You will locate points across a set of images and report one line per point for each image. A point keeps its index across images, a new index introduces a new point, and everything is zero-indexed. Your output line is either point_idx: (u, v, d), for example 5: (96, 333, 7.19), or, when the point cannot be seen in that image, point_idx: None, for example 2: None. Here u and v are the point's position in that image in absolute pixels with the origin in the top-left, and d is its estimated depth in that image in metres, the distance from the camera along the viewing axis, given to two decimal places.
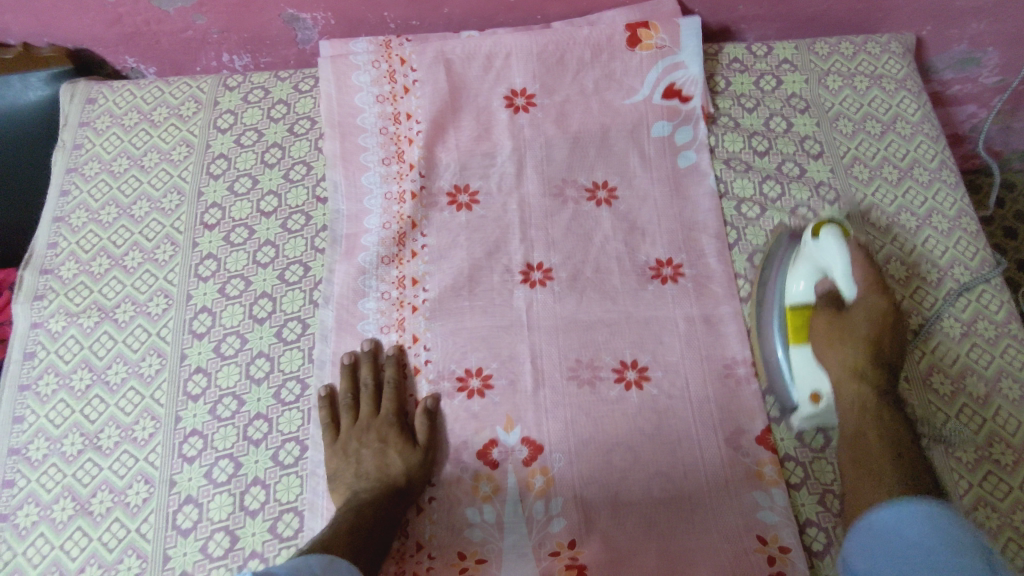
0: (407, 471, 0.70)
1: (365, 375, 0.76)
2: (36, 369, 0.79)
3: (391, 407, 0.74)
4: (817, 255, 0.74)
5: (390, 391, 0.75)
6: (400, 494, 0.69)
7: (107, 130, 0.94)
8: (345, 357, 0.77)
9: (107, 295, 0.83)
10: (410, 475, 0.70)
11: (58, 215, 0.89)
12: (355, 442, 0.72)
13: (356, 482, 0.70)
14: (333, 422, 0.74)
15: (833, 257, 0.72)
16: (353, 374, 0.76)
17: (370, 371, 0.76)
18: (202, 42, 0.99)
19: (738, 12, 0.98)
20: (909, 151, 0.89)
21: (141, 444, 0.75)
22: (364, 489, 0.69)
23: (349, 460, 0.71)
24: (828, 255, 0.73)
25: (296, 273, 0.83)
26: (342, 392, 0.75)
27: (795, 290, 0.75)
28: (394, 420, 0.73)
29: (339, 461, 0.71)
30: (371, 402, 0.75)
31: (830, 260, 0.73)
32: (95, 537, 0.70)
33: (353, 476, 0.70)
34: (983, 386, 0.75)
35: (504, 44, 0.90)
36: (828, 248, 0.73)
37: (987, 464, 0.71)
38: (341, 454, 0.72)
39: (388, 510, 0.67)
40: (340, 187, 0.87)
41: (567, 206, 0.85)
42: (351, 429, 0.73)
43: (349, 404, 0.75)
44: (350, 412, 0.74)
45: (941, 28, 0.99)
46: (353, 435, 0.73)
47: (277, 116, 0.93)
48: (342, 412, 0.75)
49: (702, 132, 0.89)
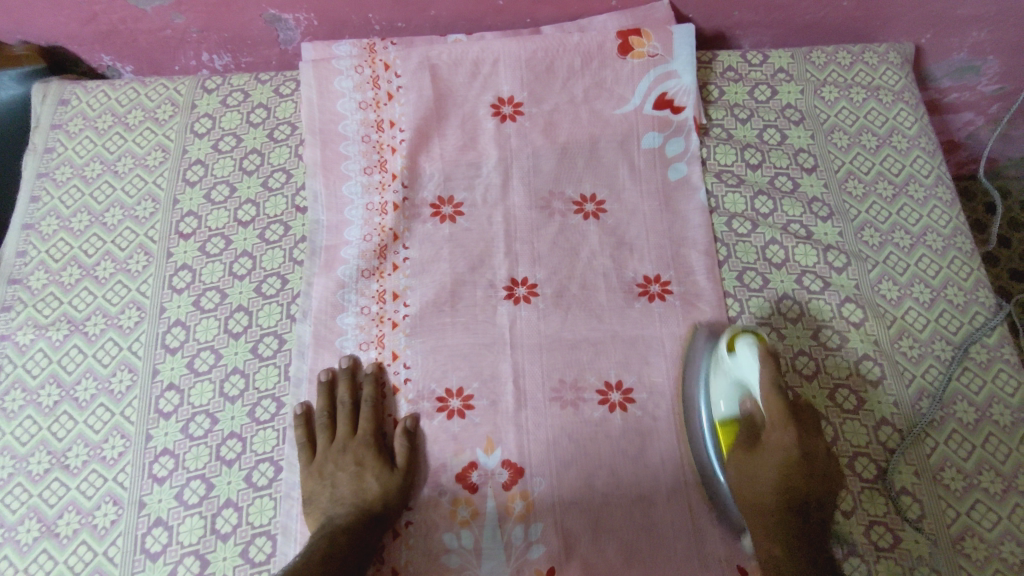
0: (384, 496, 0.68)
1: (342, 393, 0.74)
2: (3, 384, 0.77)
3: (368, 427, 0.72)
4: (733, 368, 0.70)
5: (368, 410, 0.73)
6: (376, 520, 0.67)
7: (80, 132, 0.91)
8: (322, 374, 0.75)
9: (78, 307, 0.81)
10: (387, 500, 0.68)
11: (28, 222, 0.86)
12: (331, 464, 0.70)
13: (332, 507, 0.68)
14: (310, 442, 0.72)
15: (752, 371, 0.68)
16: (330, 392, 0.74)
17: (348, 390, 0.74)
18: (181, 41, 0.96)
19: (733, 18, 0.95)
20: (904, 166, 0.87)
21: (110, 464, 0.73)
22: (341, 514, 0.67)
23: (324, 483, 0.69)
24: (744, 369, 0.69)
25: (273, 286, 0.81)
26: (319, 410, 0.73)
27: (716, 409, 0.70)
28: (372, 441, 0.71)
29: (314, 483, 0.70)
30: (348, 422, 0.73)
31: (745, 374, 0.69)
32: (61, 560, 0.69)
33: (328, 500, 0.68)
34: (974, 412, 0.73)
35: (492, 50, 0.87)
36: (743, 361, 0.69)
37: (976, 493, 0.70)
38: (317, 476, 0.70)
39: (364, 538, 0.66)
40: (321, 196, 0.84)
41: (554, 219, 0.83)
42: (328, 449, 0.71)
43: (326, 424, 0.73)
44: (326, 432, 0.72)
45: (941, 37, 0.96)
46: (330, 456, 0.71)
47: (257, 121, 0.90)
48: (318, 432, 0.73)
49: (694, 144, 0.86)
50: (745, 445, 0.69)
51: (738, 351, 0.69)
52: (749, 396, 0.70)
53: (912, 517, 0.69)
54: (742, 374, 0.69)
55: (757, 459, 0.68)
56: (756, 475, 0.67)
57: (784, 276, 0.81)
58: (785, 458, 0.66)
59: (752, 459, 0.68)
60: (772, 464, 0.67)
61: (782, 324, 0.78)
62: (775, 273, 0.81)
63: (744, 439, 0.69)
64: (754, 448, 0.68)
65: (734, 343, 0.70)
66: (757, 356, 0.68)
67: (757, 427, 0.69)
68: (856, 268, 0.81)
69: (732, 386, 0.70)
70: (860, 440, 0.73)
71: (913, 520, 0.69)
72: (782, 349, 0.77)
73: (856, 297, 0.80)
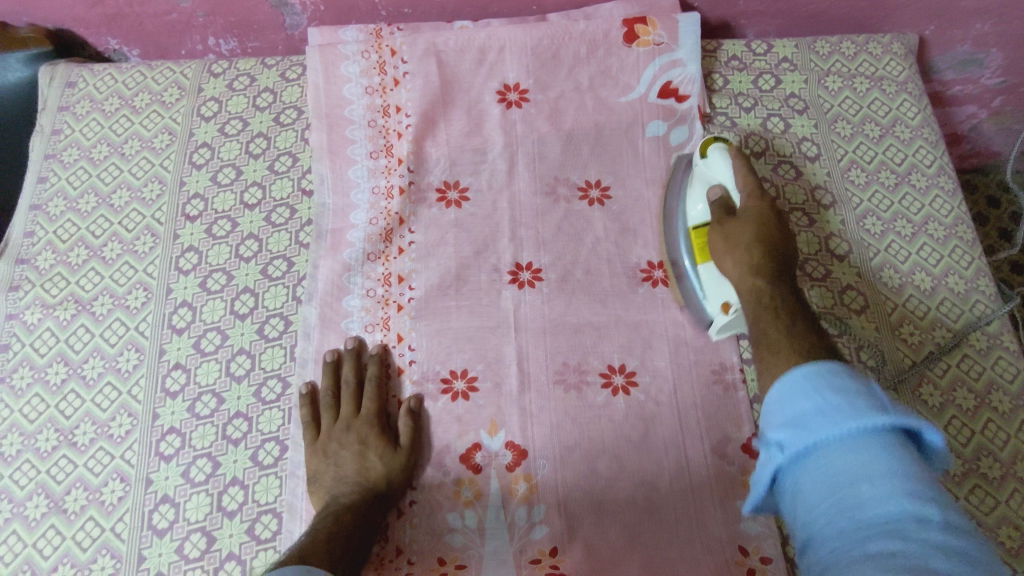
0: (388, 475, 0.69)
1: (346, 373, 0.74)
2: (11, 362, 0.78)
3: (372, 407, 0.73)
4: (705, 171, 0.76)
5: (372, 390, 0.73)
6: (380, 499, 0.68)
7: (87, 115, 0.91)
8: (328, 355, 0.75)
9: (85, 287, 0.81)
10: (391, 479, 0.69)
11: (35, 203, 0.87)
12: (335, 442, 0.71)
13: (337, 486, 0.69)
14: (315, 422, 0.73)
15: (721, 169, 0.75)
16: (335, 372, 0.75)
17: (352, 370, 0.74)
18: (187, 25, 0.96)
19: (738, 8, 0.96)
20: (907, 156, 0.88)
21: (117, 442, 0.73)
22: (345, 493, 0.68)
23: (329, 461, 0.70)
24: (717, 167, 0.75)
25: (279, 268, 0.81)
26: (324, 390, 0.74)
27: (694, 209, 0.76)
28: (375, 421, 0.72)
29: (319, 461, 0.70)
30: (352, 402, 0.73)
31: (719, 168, 0.75)
32: (70, 535, 0.69)
33: (333, 479, 0.69)
34: (973, 398, 0.74)
35: (498, 37, 0.87)
36: (715, 162, 0.75)
37: (974, 478, 0.71)
38: (321, 454, 0.70)
39: (368, 516, 0.66)
40: (326, 180, 0.85)
41: (559, 205, 0.83)
42: (332, 427, 0.72)
43: (330, 403, 0.73)
44: (331, 412, 0.73)
45: (945, 28, 0.97)
46: (334, 435, 0.71)
47: (263, 105, 0.91)
48: (323, 411, 0.73)
49: (699, 131, 0.86)
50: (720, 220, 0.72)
51: (710, 155, 0.76)
52: (721, 187, 0.74)
53: None
54: (716, 161, 0.76)
55: (733, 251, 0.69)
56: (732, 238, 0.69)
57: None
58: (757, 217, 0.70)
59: (728, 224, 0.71)
60: (749, 226, 0.69)
61: None
62: None
63: (722, 234, 0.72)
64: (729, 220, 0.71)
65: (706, 150, 0.77)
66: (727, 157, 0.75)
67: (733, 208, 0.73)
68: (858, 256, 0.82)
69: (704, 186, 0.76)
70: None
71: None
72: None
73: (857, 284, 0.80)
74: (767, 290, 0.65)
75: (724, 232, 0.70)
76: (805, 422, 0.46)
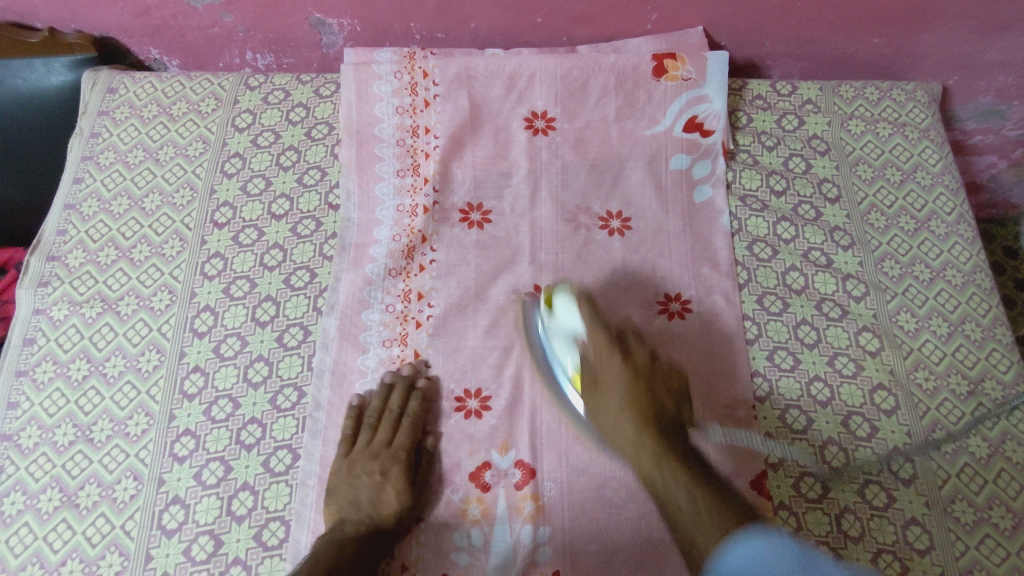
0: (399, 513, 0.69)
1: (393, 401, 0.74)
2: (35, 356, 0.80)
3: (405, 441, 0.73)
4: (563, 324, 0.74)
5: (408, 424, 0.73)
6: (384, 534, 0.68)
7: (125, 120, 0.94)
8: (386, 376, 0.75)
9: (112, 287, 0.83)
10: (400, 517, 0.69)
11: (70, 203, 0.89)
12: (361, 465, 0.71)
13: (349, 509, 0.69)
14: (353, 437, 0.74)
15: (572, 320, 0.73)
16: (387, 394, 0.75)
17: (400, 399, 0.74)
18: (227, 39, 0.99)
19: (764, 49, 0.97)
20: (927, 202, 0.89)
21: (133, 440, 0.74)
22: (352, 521, 0.68)
23: (350, 482, 0.70)
24: (568, 324, 0.74)
25: (302, 279, 0.83)
26: (371, 409, 0.74)
27: (568, 367, 0.73)
28: (404, 456, 0.72)
29: (340, 481, 0.70)
30: (390, 428, 0.73)
31: (570, 326, 0.73)
32: (79, 531, 0.70)
33: (347, 502, 0.69)
34: (987, 447, 0.74)
35: (529, 65, 0.89)
36: (564, 314, 0.74)
37: (985, 528, 0.70)
38: (345, 473, 0.71)
39: (370, 548, 0.66)
40: (353, 196, 0.86)
41: (580, 232, 0.85)
42: (363, 450, 0.73)
43: (372, 424, 0.74)
44: (370, 433, 0.73)
45: (967, 79, 0.98)
46: (363, 457, 0.72)
47: (296, 119, 0.93)
48: (364, 429, 0.74)
49: (721, 167, 0.88)
50: (591, 390, 0.71)
51: (557, 309, 0.75)
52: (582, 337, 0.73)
53: (921, 547, 0.69)
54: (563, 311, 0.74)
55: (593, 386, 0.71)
56: (609, 411, 0.69)
57: (804, 302, 0.82)
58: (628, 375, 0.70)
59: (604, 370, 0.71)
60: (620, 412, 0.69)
61: (799, 349, 0.79)
62: (795, 298, 0.82)
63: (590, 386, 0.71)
64: (598, 390, 0.71)
65: (553, 302, 0.76)
66: (573, 309, 0.74)
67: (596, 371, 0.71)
68: (875, 297, 0.82)
69: (566, 339, 0.74)
70: (871, 468, 0.73)
71: (922, 550, 0.69)
72: (798, 373, 0.78)
73: (873, 326, 0.80)
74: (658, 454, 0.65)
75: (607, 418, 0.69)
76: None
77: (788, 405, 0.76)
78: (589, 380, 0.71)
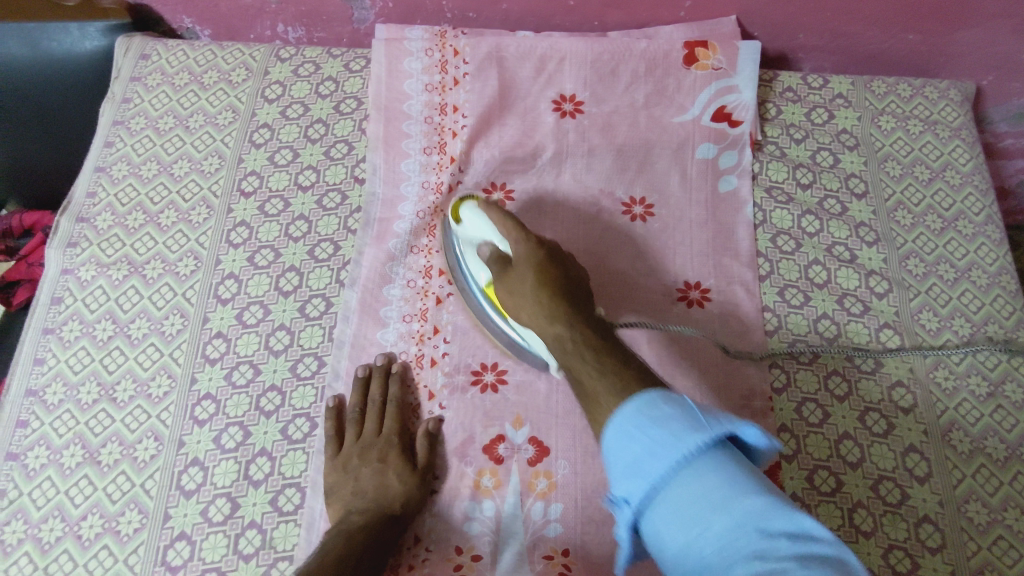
0: (405, 495, 0.69)
1: (374, 391, 0.74)
2: (62, 315, 0.81)
3: (394, 426, 0.73)
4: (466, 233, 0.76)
5: (394, 410, 0.73)
6: (394, 521, 0.67)
7: (157, 87, 0.95)
8: (360, 369, 0.75)
9: (139, 250, 0.84)
10: (408, 501, 0.69)
11: (100, 165, 0.90)
12: (356, 457, 0.71)
13: (353, 500, 0.68)
14: (338, 435, 0.73)
15: (474, 227, 0.75)
16: (365, 387, 0.75)
17: (380, 388, 0.74)
18: (260, 10, 0.99)
19: (798, 41, 0.97)
20: (955, 202, 0.88)
21: (155, 402, 0.76)
22: (359, 509, 0.67)
23: (348, 475, 0.70)
24: (474, 228, 0.75)
25: (325, 251, 0.83)
26: (351, 405, 0.74)
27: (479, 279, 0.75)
28: (398, 441, 0.72)
29: (339, 475, 0.70)
30: (377, 419, 0.73)
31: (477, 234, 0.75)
32: (101, 486, 0.72)
33: (350, 492, 0.69)
34: (1004, 448, 0.73)
35: (559, 48, 0.89)
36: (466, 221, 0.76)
37: (998, 529, 0.69)
38: (341, 467, 0.70)
39: (380, 536, 0.65)
40: (379, 170, 0.87)
41: (602, 217, 0.85)
42: (353, 443, 0.72)
43: (356, 418, 0.73)
44: (356, 427, 0.73)
45: (1003, 80, 0.97)
46: (355, 450, 0.71)
47: (325, 93, 0.94)
48: (348, 425, 0.73)
49: (747, 158, 0.88)
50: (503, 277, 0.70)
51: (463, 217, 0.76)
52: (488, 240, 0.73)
53: (932, 545, 0.69)
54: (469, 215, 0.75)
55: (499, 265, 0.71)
56: (517, 291, 0.68)
57: (826, 296, 0.81)
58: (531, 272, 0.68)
59: (510, 281, 0.69)
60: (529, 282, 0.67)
61: (818, 343, 0.79)
62: (816, 292, 0.82)
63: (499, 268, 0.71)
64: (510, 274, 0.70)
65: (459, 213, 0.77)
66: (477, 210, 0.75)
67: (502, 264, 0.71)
68: (898, 295, 0.82)
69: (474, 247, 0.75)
70: (886, 463, 0.73)
71: (933, 549, 0.69)
72: (816, 367, 0.77)
73: (895, 323, 0.80)
74: (567, 338, 0.61)
75: (514, 295, 0.69)
76: (638, 466, 0.45)
77: (805, 398, 0.76)
78: (502, 263, 0.71)
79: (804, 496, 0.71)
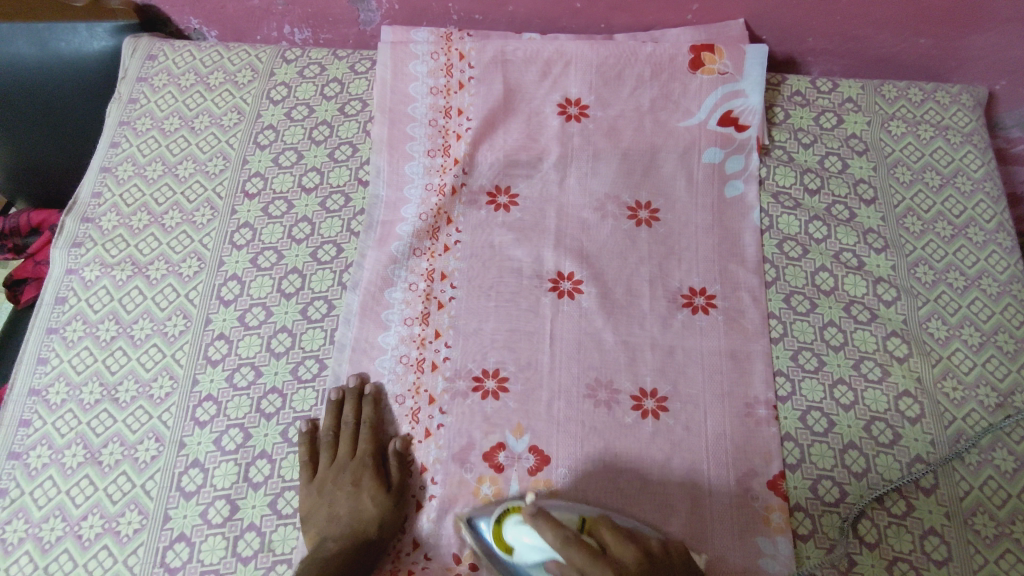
0: (380, 519, 0.68)
1: (346, 414, 0.73)
2: (66, 314, 0.81)
3: (368, 448, 0.72)
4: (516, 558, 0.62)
5: (367, 431, 0.72)
6: (370, 546, 0.66)
7: (163, 88, 0.95)
8: (332, 393, 0.75)
9: (143, 251, 0.84)
10: (383, 524, 0.67)
11: (106, 165, 0.91)
12: (331, 481, 0.70)
13: (328, 528, 0.67)
14: (313, 461, 0.72)
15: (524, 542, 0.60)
16: (337, 410, 0.74)
17: (353, 410, 0.74)
18: (267, 12, 0.99)
19: (807, 45, 0.96)
20: (966, 208, 0.86)
21: (157, 402, 0.76)
22: (333, 537, 0.66)
23: (323, 501, 0.69)
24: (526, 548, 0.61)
25: (328, 253, 0.83)
26: (324, 429, 0.73)
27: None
28: (372, 463, 0.71)
29: (314, 500, 0.69)
30: (351, 441, 0.72)
31: (537, 553, 0.60)
32: (101, 487, 0.72)
33: (325, 519, 0.68)
34: (1013, 461, 0.72)
35: (565, 52, 0.88)
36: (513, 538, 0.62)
37: (1006, 542, 0.68)
38: (316, 492, 0.69)
39: (355, 564, 0.64)
40: (383, 172, 0.87)
41: (606, 222, 0.84)
42: (328, 467, 0.71)
43: (330, 443, 0.72)
44: (330, 451, 0.72)
45: (1016, 85, 0.95)
46: (329, 475, 0.70)
47: (330, 94, 0.93)
48: (322, 451, 0.72)
49: (754, 163, 0.87)
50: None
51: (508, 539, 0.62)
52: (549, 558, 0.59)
53: (938, 558, 0.67)
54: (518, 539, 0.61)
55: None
56: None
57: (832, 304, 0.80)
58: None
59: None
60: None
61: (823, 351, 0.78)
62: (823, 299, 0.81)
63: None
64: None
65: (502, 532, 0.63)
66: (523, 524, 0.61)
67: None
68: (906, 303, 0.81)
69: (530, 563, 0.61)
70: (891, 474, 0.72)
71: (939, 562, 0.67)
72: (821, 375, 0.77)
73: (902, 332, 0.79)
74: None
75: None
76: None
77: (809, 406, 0.75)
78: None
79: (809, 506, 0.70)
